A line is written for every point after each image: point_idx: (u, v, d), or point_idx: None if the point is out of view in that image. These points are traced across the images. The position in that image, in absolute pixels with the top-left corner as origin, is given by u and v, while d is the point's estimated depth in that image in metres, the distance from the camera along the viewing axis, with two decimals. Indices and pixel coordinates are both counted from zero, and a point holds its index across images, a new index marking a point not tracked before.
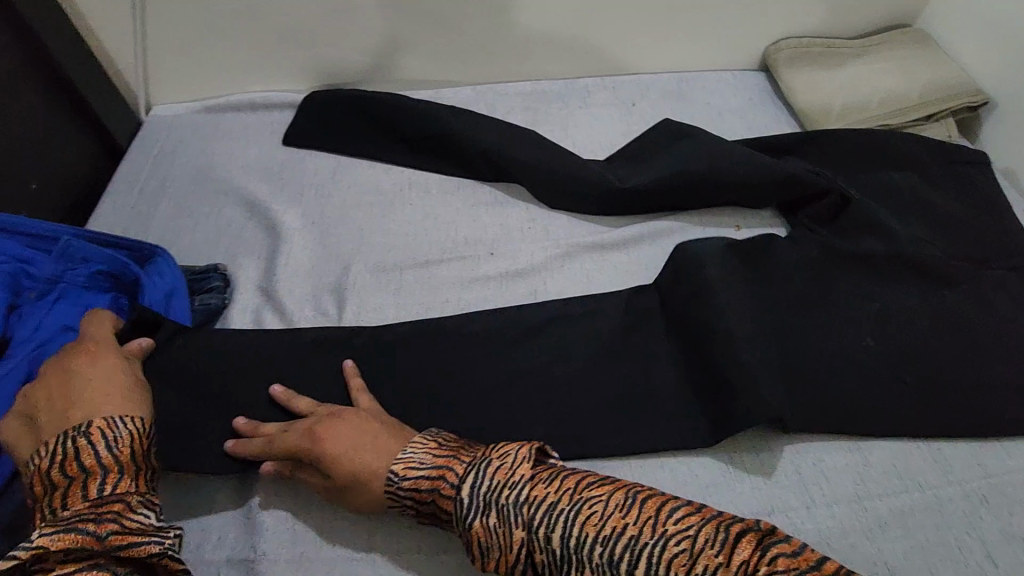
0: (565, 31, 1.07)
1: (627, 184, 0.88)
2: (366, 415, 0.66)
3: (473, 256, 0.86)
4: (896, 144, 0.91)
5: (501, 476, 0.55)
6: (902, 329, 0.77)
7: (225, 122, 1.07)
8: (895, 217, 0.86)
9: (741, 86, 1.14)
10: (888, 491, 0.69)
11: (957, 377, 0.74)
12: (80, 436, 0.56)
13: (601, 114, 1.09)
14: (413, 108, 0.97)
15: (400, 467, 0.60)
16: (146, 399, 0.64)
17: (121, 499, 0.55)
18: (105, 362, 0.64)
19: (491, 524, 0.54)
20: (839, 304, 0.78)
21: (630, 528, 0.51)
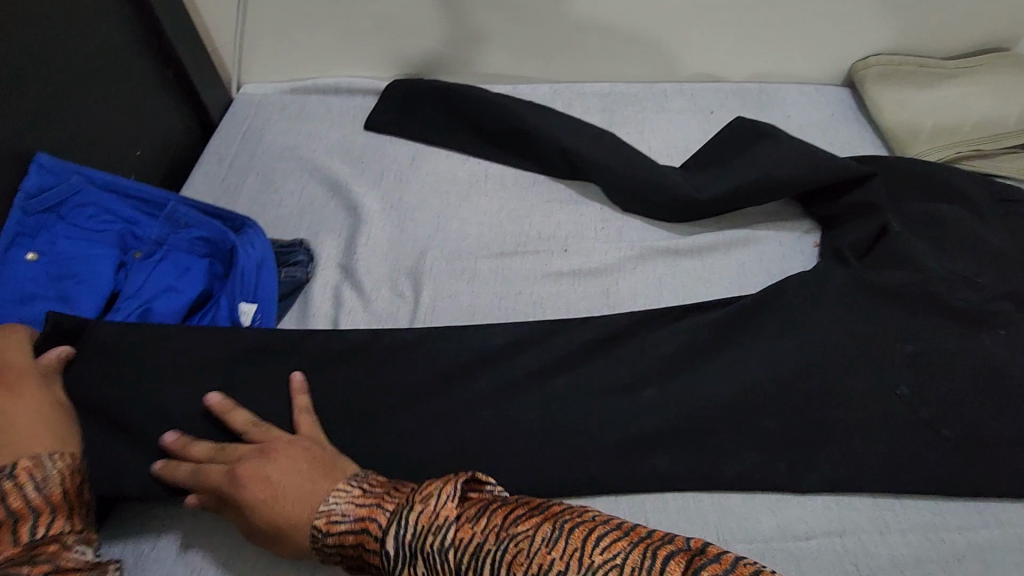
0: (647, 34, 1.07)
1: (705, 191, 0.87)
2: (297, 454, 0.63)
3: (546, 252, 0.87)
4: (945, 178, 0.87)
5: (425, 518, 0.53)
6: (940, 375, 0.72)
7: (310, 103, 1.10)
8: (932, 251, 0.81)
9: (824, 100, 1.11)
10: (965, 524, 0.67)
11: (997, 433, 0.69)
12: (5, 480, 0.55)
13: (676, 119, 1.09)
14: (493, 103, 0.98)
15: (321, 522, 0.57)
16: (71, 428, 0.63)
17: (54, 543, 0.55)
18: (25, 393, 0.62)
19: (422, 573, 0.51)
20: (879, 342, 0.74)
21: (557, 564, 0.47)
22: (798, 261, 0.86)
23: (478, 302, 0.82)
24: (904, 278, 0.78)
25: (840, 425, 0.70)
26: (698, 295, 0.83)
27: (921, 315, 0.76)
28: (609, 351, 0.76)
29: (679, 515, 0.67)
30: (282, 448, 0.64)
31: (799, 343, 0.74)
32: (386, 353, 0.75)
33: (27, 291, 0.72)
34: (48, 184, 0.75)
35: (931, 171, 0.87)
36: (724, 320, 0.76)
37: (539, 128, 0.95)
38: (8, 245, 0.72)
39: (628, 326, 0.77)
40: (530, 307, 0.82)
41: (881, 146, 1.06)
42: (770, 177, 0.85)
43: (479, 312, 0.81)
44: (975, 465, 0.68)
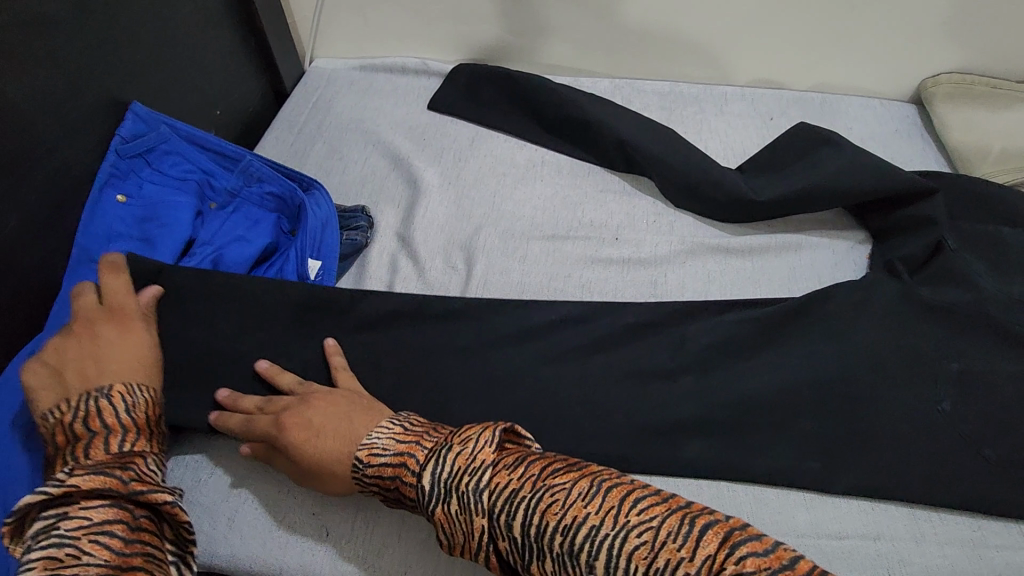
0: (714, 36, 1.07)
1: (760, 194, 0.87)
2: (338, 398, 0.67)
3: (598, 238, 0.89)
4: (1010, 199, 0.85)
5: (462, 460, 0.55)
6: (988, 396, 0.71)
7: (378, 81, 1.14)
8: (991, 273, 0.80)
9: (888, 115, 1.10)
10: (1008, 543, 0.66)
11: None
12: (101, 397, 0.60)
13: (735, 123, 1.09)
14: (555, 92, 1.00)
15: (364, 452, 0.61)
16: (160, 372, 0.68)
17: (138, 455, 0.58)
18: (131, 330, 0.68)
19: (453, 510, 0.53)
20: (926, 358, 0.73)
21: (591, 518, 0.49)
22: (850, 270, 0.85)
23: (528, 281, 0.84)
24: (959, 295, 0.77)
25: (880, 433, 0.70)
26: (747, 294, 0.84)
27: (975, 335, 0.74)
28: (654, 340, 0.77)
29: (712, 502, 0.68)
30: (326, 395, 0.68)
31: (844, 350, 0.74)
32: (434, 320, 0.78)
33: (114, 229, 0.77)
34: (141, 131, 0.81)
35: (996, 192, 0.85)
36: (772, 319, 0.77)
37: (600, 119, 0.96)
38: (101, 186, 0.77)
39: (672, 316, 0.78)
40: (578, 290, 0.84)
41: (946, 165, 1.04)
42: (830, 185, 0.84)
43: (528, 290, 0.83)
44: (1018, 487, 0.67)
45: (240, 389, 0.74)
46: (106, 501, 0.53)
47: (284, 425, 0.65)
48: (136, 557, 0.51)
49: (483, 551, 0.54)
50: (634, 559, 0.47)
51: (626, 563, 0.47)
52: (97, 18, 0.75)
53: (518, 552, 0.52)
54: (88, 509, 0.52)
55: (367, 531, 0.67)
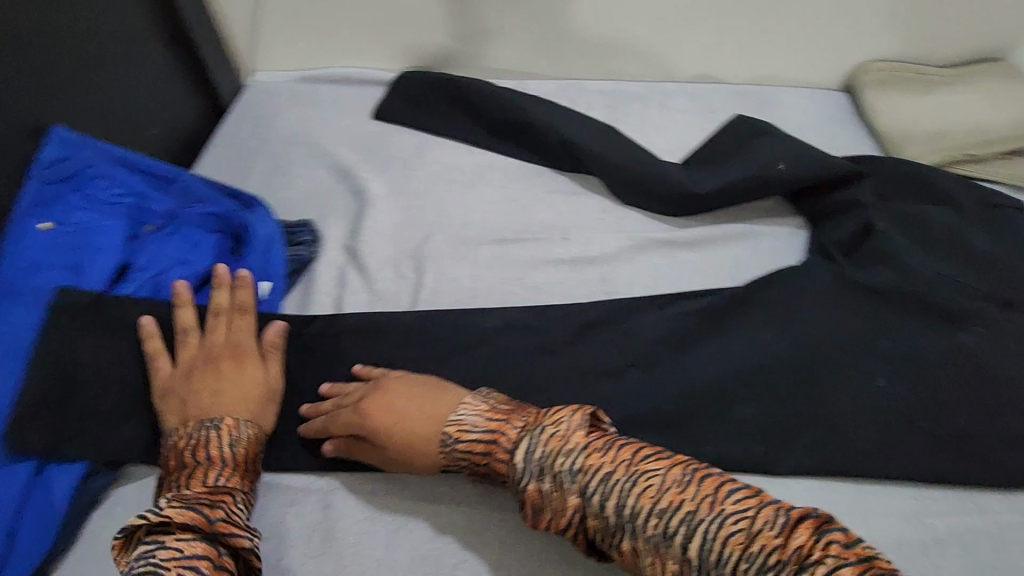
0: (652, 35, 1.10)
1: (702, 187, 0.89)
2: (412, 380, 0.68)
3: (548, 239, 0.89)
4: (936, 180, 0.89)
5: (557, 442, 0.56)
6: (922, 369, 0.74)
7: (320, 92, 1.13)
8: (921, 251, 0.83)
9: (823, 104, 1.13)
10: (947, 510, 0.69)
11: (975, 426, 0.71)
12: (212, 428, 0.64)
13: (679, 118, 1.11)
14: (500, 97, 1.01)
15: (455, 429, 0.62)
16: (269, 411, 0.70)
17: (229, 493, 0.60)
18: (247, 367, 0.70)
19: (547, 486, 0.56)
20: (863, 337, 0.76)
21: (686, 504, 0.51)
22: (790, 257, 0.88)
23: (480, 286, 0.84)
24: (891, 275, 0.80)
25: (824, 413, 0.72)
26: (695, 286, 0.85)
27: (912, 311, 0.77)
28: (607, 336, 0.78)
29: None
30: (400, 379, 0.69)
31: (787, 335, 0.77)
32: (382, 334, 0.77)
33: (40, 259, 0.74)
34: (65, 156, 0.78)
35: (923, 174, 0.90)
36: (717, 308, 0.79)
37: (544, 122, 0.97)
38: (23, 215, 0.74)
39: (619, 312, 0.79)
40: (530, 293, 0.83)
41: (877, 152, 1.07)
42: (767, 175, 0.87)
43: (481, 295, 0.83)
44: (954, 455, 0.70)
45: None
46: (195, 535, 0.54)
47: (365, 409, 0.66)
48: None
49: (573, 528, 0.56)
50: (726, 545, 0.48)
51: (722, 547, 0.48)
52: (13, 40, 0.72)
53: (609, 532, 0.54)
54: (181, 541, 0.53)
55: (322, 550, 0.66)
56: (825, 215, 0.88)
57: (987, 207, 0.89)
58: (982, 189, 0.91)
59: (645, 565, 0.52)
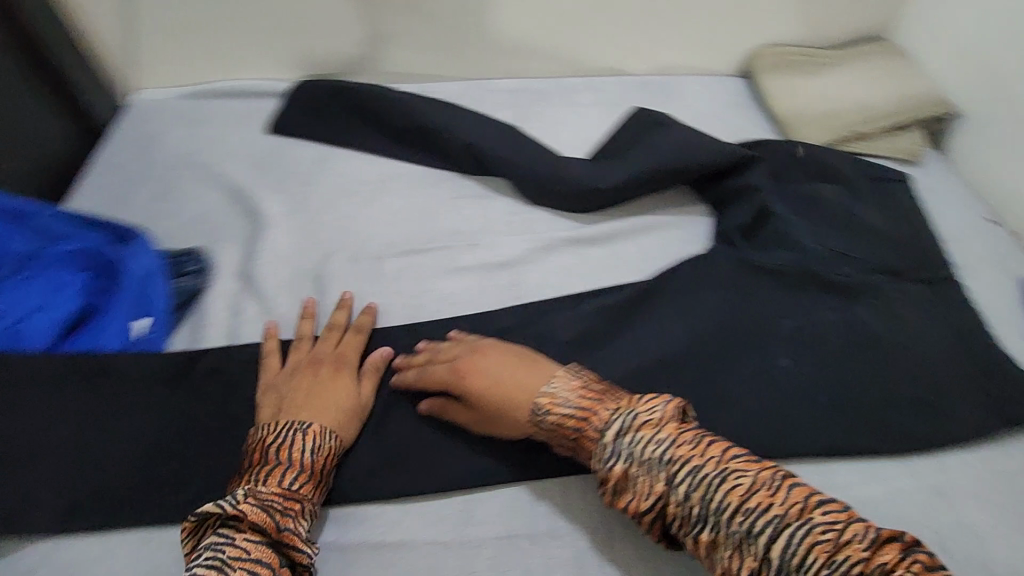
0: (550, 32, 1.09)
1: (604, 183, 0.88)
2: (506, 348, 0.70)
3: (455, 247, 0.86)
4: (824, 160, 0.94)
5: (648, 428, 0.56)
6: (819, 344, 0.76)
7: (209, 107, 1.06)
8: (814, 229, 0.86)
9: (723, 90, 1.16)
10: (853, 479, 0.68)
11: (872, 391, 0.72)
12: (299, 432, 0.63)
13: (585, 111, 1.10)
14: (399, 102, 0.99)
15: (547, 400, 0.62)
16: (355, 427, 0.69)
17: (299, 501, 0.60)
18: (342, 379, 0.70)
19: (634, 471, 0.55)
20: (761, 319, 0.78)
21: (775, 507, 0.50)
22: (696, 245, 0.88)
23: (387, 302, 0.81)
24: (785, 256, 0.82)
25: (729, 398, 0.72)
26: (605, 282, 0.84)
27: (809, 289, 0.80)
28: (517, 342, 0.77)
29: (583, 498, 0.68)
30: (496, 346, 0.70)
31: (691, 325, 0.78)
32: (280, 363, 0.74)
33: None
34: None
35: (813, 154, 0.93)
36: (623, 305, 0.80)
37: (443, 127, 0.96)
38: None
39: (526, 317, 0.79)
40: (438, 305, 0.81)
41: (775, 133, 1.09)
42: (665, 164, 0.87)
43: (388, 314, 0.80)
44: (859, 423, 0.70)
45: (57, 476, 0.65)
46: (261, 538, 0.55)
47: (461, 372, 0.68)
48: None
49: (651, 514, 0.55)
50: (812, 552, 0.47)
51: (807, 552, 0.47)
52: None
53: (688, 523, 0.53)
54: (249, 542, 0.54)
55: None
56: (723, 202, 0.90)
57: (871, 181, 0.94)
58: (866, 165, 0.95)
59: (721, 560, 0.51)
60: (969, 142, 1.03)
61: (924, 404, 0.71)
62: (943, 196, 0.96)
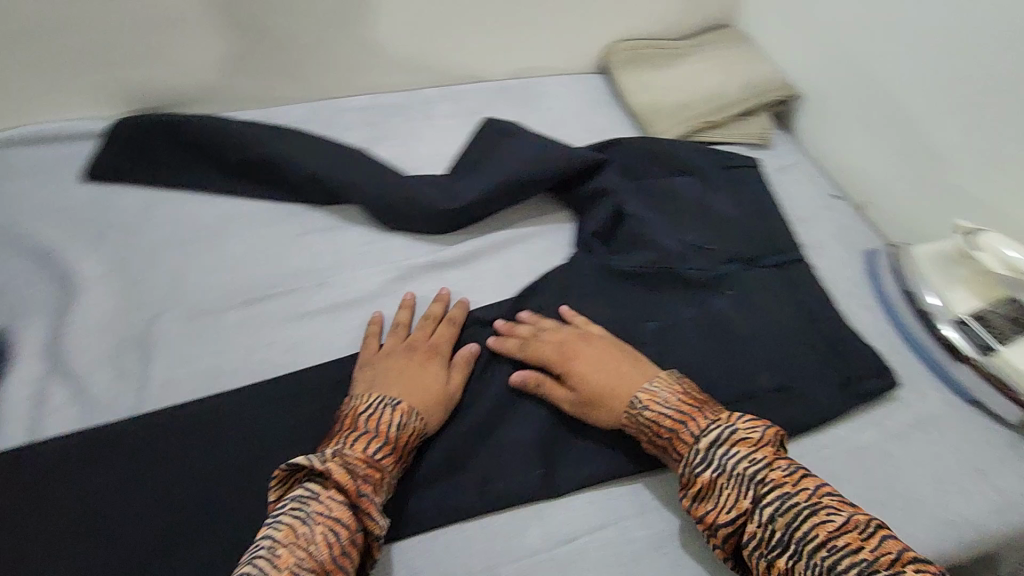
0: (397, 43, 1.04)
1: (456, 202, 0.84)
2: (615, 344, 0.71)
3: (302, 289, 0.79)
4: (678, 152, 0.93)
5: (744, 446, 0.57)
6: (680, 345, 0.75)
7: (7, 159, 0.92)
8: (670, 226, 0.86)
9: (583, 89, 1.15)
10: None
11: (731, 388, 0.72)
12: (389, 406, 0.63)
13: (443, 124, 1.05)
14: (230, 132, 0.89)
15: (645, 397, 0.63)
16: (443, 415, 0.67)
17: (382, 472, 0.58)
18: (432, 366, 0.70)
19: (721, 483, 0.56)
20: (622, 329, 0.77)
21: (864, 552, 0.49)
22: (559, 254, 0.86)
23: (224, 363, 0.73)
24: (642, 259, 0.82)
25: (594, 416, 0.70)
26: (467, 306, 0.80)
27: (667, 289, 0.80)
28: None
29: (446, 552, 0.61)
30: (604, 340, 0.71)
31: None
32: (95, 453, 0.65)
33: None
34: None
35: (668, 148, 0.93)
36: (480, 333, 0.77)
37: (282, 158, 0.87)
38: None
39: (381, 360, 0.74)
40: (285, 357, 0.74)
41: (635, 128, 1.09)
42: (516, 177, 0.85)
43: (223, 375, 0.72)
44: None
45: None
46: (342, 500, 0.53)
47: (568, 363, 0.69)
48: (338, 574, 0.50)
49: (728, 530, 0.55)
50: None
51: None
52: None
53: (766, 547, 0.52)
54: (331, 501, 0.53)
55: None
56: (580, 209, 0.88)
57: (724, 169, 0.94)
58: (720, 153, 0.96)
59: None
60: (813, 121, 1.06)
61: (781, 393, 0.72)
62: (790, 178, 0.99)
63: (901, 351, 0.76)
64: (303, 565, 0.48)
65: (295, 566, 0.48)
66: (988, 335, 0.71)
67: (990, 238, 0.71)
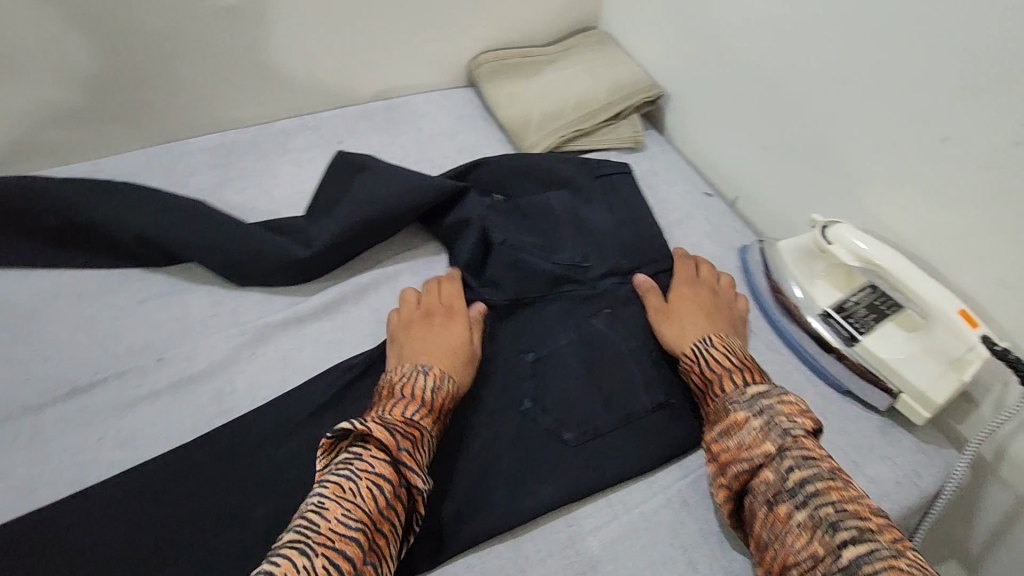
0: (237, 76, 0.95)
1: (310, 249, 0.78)
2: (715, 300, 0.77)
3: (137, 368, 0.70)
4: (545, 166, 0.90)
5: (790, 406, 0.61)
6: (558, 375, 0.72)
7: None
8: (542, 247, 0.83)
9: (451, 105, 1.09)
10: (604, 520, 0.64)
11: (610, 414, 0.69)
12: (424, 372, 0.65)
13: (302, 158, 0.97)
14: (35, 193, 0.77)
15: (716, 340, 0.69)
16: (470, 367, 0.70)
17: (418, 430, 0.60)
18: (455, 325, 0.72)
19: (752, 424, 0.60)
20: (498, 366, 0.73)
21: (867, 521, 0.53)
22: None
23: (43, 471, 0.63)
24: (514, 288, 0.78)
25: (471, 467, 0.65)
26: (331, 360, 0.74)
27: (540, 317, 0.77)
28: (222, 475, 0.64)
29: None
30: (712, 295, 0.77)
31: None
32: None
33: None
34: None
35: (535, 163, 0.89)
36: (343, 392, 0.70)
37: (104, 218, 0.77)
38: None
39: (230, 440, 0.66)
40: (118, 452, 0.65)
41: (508, 142, 1.06)
42: (374, 215, 0.79)
43: (41, 487, 0.62)
44: (604, 454, 0.67)
45: None
46: (382, 458, 0.56)
47: (670, 309, 0.75)
48: (384, 526, 0.53)
49: (743, 466, 0.59)
50: (890, 572, 0.48)
51: (883, 566, 0.49)
52: None
53: (774, 490, 0.56)
54: (373, 459, 0.55)
55: None
56: (449, 240, 0.83)
57: (597, 177, 0.90)
58: (592, 161, 0.92)
59: (785, 534, 0.54)
60: (680, 119, 1.05)
61: (661, 412, 0.70)
62: (662, 180, 0.98)
63: (775, 349, 0.77)
64: (350, 516, 0.51)
65: (343, 518, 0.51)
66: (851, 326, 0.72)
67: (840, 230, 0.71)
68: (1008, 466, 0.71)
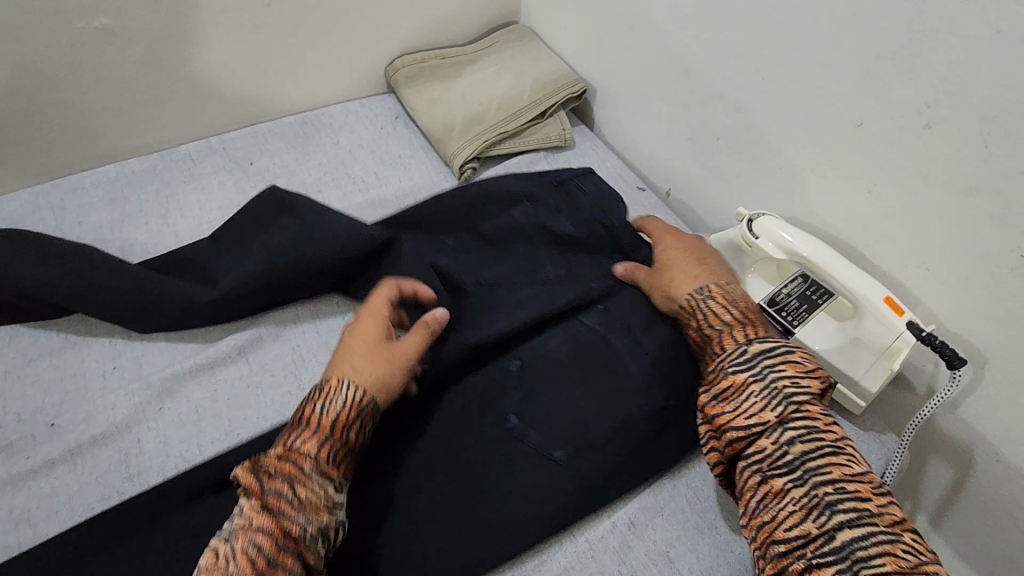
0: (127, 102, 0.87)
1: (215, 290, 0.72)
2: (691, 245, 0.74)
3: (25, 438, 0.64)
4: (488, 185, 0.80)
5: (794, 369, 0.58)
6: (494, 400, 0.68)
7: None
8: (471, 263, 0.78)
9: (370, 115, 1.04)
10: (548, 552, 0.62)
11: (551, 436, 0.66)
12: (315, 391, 0.58)
13: (210, 184, 0.90)
14: None
15: (714, 290, 0.67)
16: (383, 367, 0.60)
17: (298, 461, 0.53)
18: (363, 325, 0.64)
19: (752, 389, 0.57)
20: (430, 396, 0.68)
21: (869, 502, 0.51)
22: None
23: None
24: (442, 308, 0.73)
25: (406, 511, 0.61)
26: (249, 408, 0.69)
27: None
28: (128, 551, 0.57)
29: None
30: (687, 242, 0.74)
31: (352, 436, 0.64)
32: None
33: None
34: None
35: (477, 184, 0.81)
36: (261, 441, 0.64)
37: None
38: None
39: (134, 509, 0.59)
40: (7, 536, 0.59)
41: (432, 150, 1.01)
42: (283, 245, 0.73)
43: None
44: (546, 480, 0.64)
45: None
46: (256, 508, 0.51)
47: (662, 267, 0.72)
48: None
49: (739, 435, 0.57)
50: (885, 557, 0.48)
51: (878, 552, 0.48)
52: None
53: (770, 462, 0.54)
54: (247, 512, 0.51)
55: None
56: None
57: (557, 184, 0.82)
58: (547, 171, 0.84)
59: (778, 509, 0.52)
60: (608, 113, 1.02)
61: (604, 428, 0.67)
62: None
63: None
64: None
65: None
66: (787, 319, 0.69)
67: (766, 223, 0.70)
68: (942, 445, 0.72)
